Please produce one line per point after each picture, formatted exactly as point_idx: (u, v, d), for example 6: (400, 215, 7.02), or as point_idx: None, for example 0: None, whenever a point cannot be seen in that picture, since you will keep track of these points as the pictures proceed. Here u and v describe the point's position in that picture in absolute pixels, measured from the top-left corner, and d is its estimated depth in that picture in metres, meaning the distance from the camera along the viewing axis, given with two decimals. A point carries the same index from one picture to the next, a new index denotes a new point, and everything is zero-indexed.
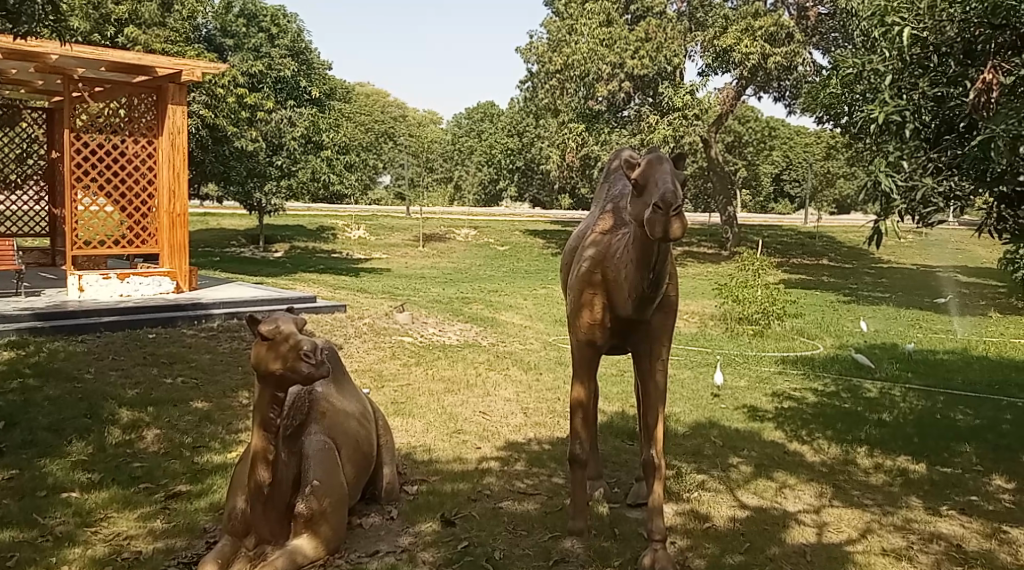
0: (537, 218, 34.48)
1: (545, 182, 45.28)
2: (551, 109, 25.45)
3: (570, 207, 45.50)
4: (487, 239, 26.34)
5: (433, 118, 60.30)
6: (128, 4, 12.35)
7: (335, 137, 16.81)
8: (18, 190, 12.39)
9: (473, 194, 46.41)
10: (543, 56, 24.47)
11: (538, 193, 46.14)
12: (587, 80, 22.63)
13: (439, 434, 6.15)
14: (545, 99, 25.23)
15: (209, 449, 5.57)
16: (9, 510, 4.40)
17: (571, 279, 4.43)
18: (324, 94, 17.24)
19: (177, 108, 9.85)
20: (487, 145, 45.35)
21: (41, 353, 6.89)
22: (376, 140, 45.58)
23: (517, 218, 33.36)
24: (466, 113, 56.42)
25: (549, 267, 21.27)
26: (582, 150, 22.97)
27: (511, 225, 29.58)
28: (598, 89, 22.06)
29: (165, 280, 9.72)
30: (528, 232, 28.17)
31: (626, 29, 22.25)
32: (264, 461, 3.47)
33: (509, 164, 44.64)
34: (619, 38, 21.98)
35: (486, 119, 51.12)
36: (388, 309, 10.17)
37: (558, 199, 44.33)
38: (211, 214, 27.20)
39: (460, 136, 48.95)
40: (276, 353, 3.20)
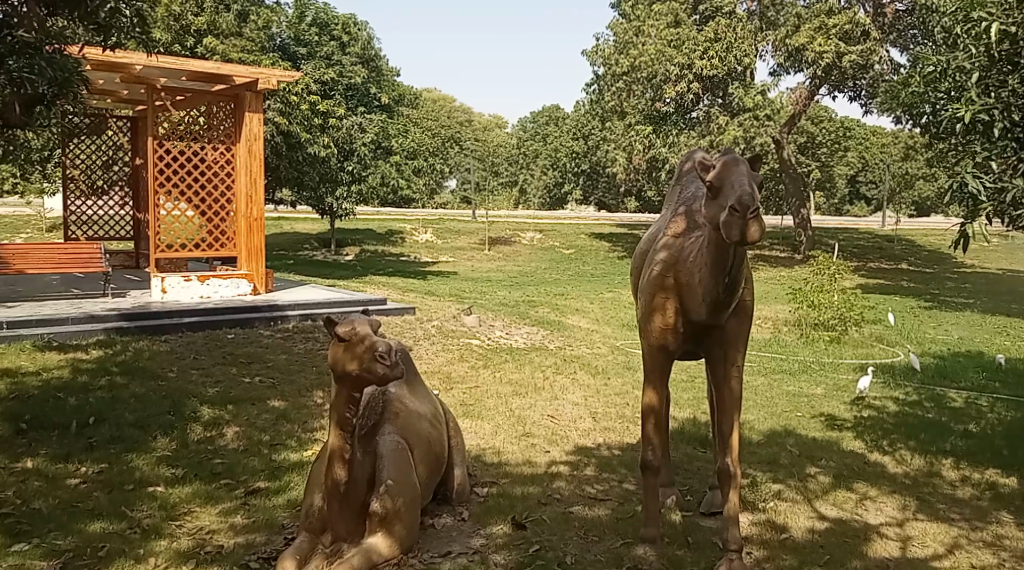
0: (603, 221, 34.20)
1: (610, 186, 44.97)
2: (617, 111, 25.32)
3: (637, 210, 45.13)
4: (553, 243, 26.32)
5: (498, 122, 60.50)
6: (207, 15, 12.70)
7: (404, 143, 17.05)
8: (104, 196, 13.00)
9: (539, 198, 46.52)
10: (610, 59, 24.48)
11: (603, 196, 46.04)
12: (655, 82, 22.20)
13: (508, 437, 6.16)
14: (612, 101, 25.12)
15: (287, 447, 5.70)
16: (99, 502, 4.61)
17: (642, 283, 4.38)
18: (393, 100, 17.58)
19: (254, 116, 10.11)
20: (552, 148, 45.32)
21: (127, 352, 7.17)
22: (444, 144, 46.03)
23: (583, 221, 33.25)
24: (531, 116, 56.47)
25: (616, 271, 21.14)
26: (650, 152, 22.87)
27: (576, 228, 29.48)
28: (665, 91, 21.63)
29: (243, 283, 9.97)
30: (593, 235, 28.03)
31: (694, 30, 21.74)
32: (341, 459, 3.58)
33: (575, 167, 44.47)
34: (688, 40, 21.48)
35: (551, 122, 51.11)
36: (455, 311, 10.26)
37: (624, 201, 43.91)
38: (285, 219, 27.86)
39: (525, 140, 49.11)
40: (353, 353, 3.30)
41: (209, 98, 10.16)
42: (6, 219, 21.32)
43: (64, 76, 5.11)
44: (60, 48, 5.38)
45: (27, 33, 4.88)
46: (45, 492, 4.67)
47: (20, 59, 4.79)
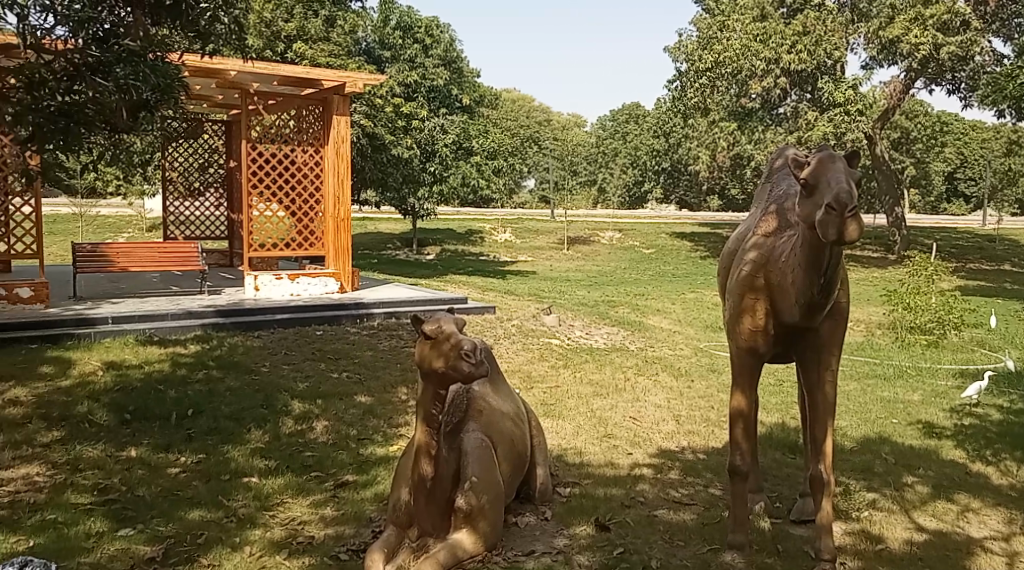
0: (684, 220, 33.63)
1: (692, 184, 44.16)
2: (700, 107, 24.88)
3: (719, 209, 44.22)
4: (633, 242, 26.06)
5: (577, 121, 60.32)
6: (296, 22, 13.16)
7: (484, 143, 17.17)
8: (200, 197, 13.58)
9: (618, 197, 46.13)
10: (694, 55, 23.95)
11: (684, 194, 45.32)
12: (739, 78, 21.62)
13: (590, 438, 6.13)
14: (695, 98, 24.70)
15: (373, 441, 5.82)
16: (198, 491, 4.82)
17: (730, 284, 4.29)
18: (474, 101, 17.76)
19: (341, 119, 10.28)
20: (631, 146, 44.89)
21: (222, 347, 7.49)
22: (523, 144, 46.21)
23: (663, 220, 32.82)
24: (610, 115, 56.12)
25: (698, 271, 20.77)
26: (734, 149, 23.72)
27: (656, 228, 29.12)
28: (751, 86, 21.10)
29: (331, 281, 10.26)
30: (674, 234, 27.61)
31: (781, 23, 21.11)
32: (427, 455, 3.65)
33: (655, 165, 43.93)
34: (775, 33, 20.73)
35: (631, 120, 50.67)
36: (535, 311, 10.28)
37: (706, 200, 43.10)
38: (369, 220, 28.54)
39: (604, 139, 48.83)
40: (439, 351, 3.38)
41: (299, 101, 10.49)
42: (112, 220, 22.60)
43: (166, 83, 5.37)
44: (163, 56, 5.65)
45: (134, 42, 5.16)
46: (148, 480, 4.92)
47: (128, 67, 5.08)
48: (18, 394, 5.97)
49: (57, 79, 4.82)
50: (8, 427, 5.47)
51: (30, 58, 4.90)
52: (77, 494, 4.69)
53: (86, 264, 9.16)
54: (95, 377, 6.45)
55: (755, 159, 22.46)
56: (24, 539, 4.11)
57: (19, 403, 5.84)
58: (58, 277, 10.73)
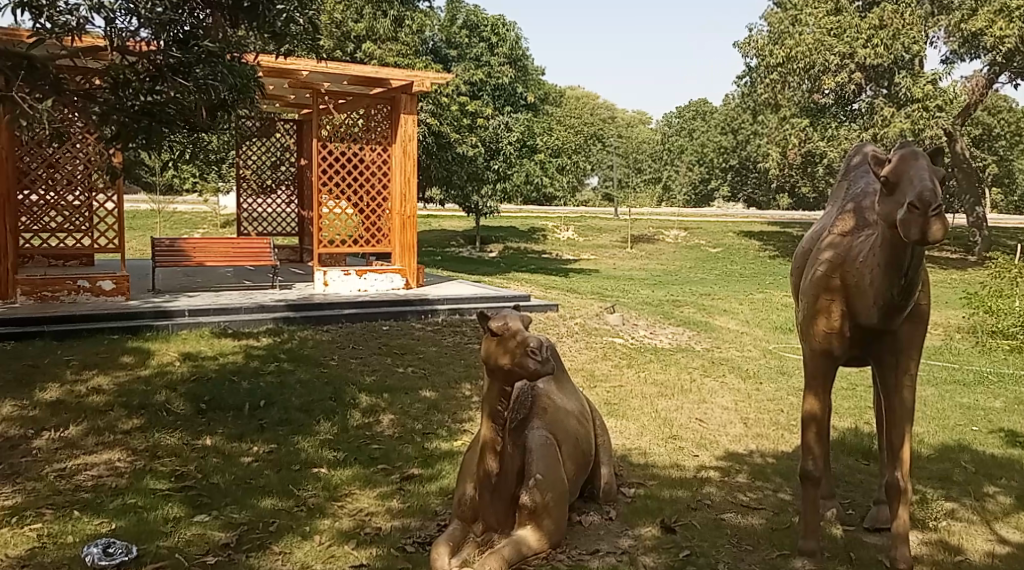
0: (751, 219, 32.94)
1: (760, 182, 43.01)
2: (770, 104, 24.32)
3: (787, 207, 43.13)
4: (698, 241, 25.68)
5: (641, 118, 59.73)
6: (366, 22, 13.49)
7: (548, 141, 17.23)
8: (272, 195, 13.93)
9: (683, 195, 45.54)
10: (764, 50, 23.44)
11: (752, 192, 43.90)
12: (812, 73, 21.08)
13: (655, 438, 6.07)
14: (765, 94, 24.18)
15: (437, 436, 5.89)
16: (271, 480, 4.96)
17: (804, 285, 4.19)
18: (539, 99, 17.82)
19: (409, 118, 10.46)
20: (698, 144, 44.19)
21: (293, 341, 7.68)
22: (587, 141, 46.02)
23: (730, 219, 32.23)
24: (677, 112, 55.40)
25: (766, 271, 20.32)
26: (806, 146, 22.26)
27: (723, 226, 28.60)
28: (824, 82, 20.52)
29: (396, 277, 10.39)
30: (741, 233, 27.10)
31: (857, 17, 20.52)
32: (493, 451, 3.68)
33: (722, 163, 43.17)
34: (850, 27, 20.30)
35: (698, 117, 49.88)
36: (598, 309, 10.23)
37: (774, 200, 42.07)
38: (433, 217, 28.90)
39: (670, 136, 48.26)
40: (505, 348, 3.44)
41: (368, 100, 10.66)
42: (188, 215, 23.44)
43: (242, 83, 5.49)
44: (241, 57, 5.79)
45: (212, 43, 5.30)
46: (222, 469, 5.07)
47: (207, 67, 5.23)
48: (101, 383, 6.25)
49: (141, 79, 5.12)
50: (93, 414, 5.73)
51: (117, 59, 5.22)
52: (156, 479, 4.88)
53: (165, 258, 9.52)
54: (173, 367, 6.70)
55: (826, 157, 21.38)
56: (106, 522, 4.30)
57: (102, 391, 6.11)
58: (137, 271, 11.18)
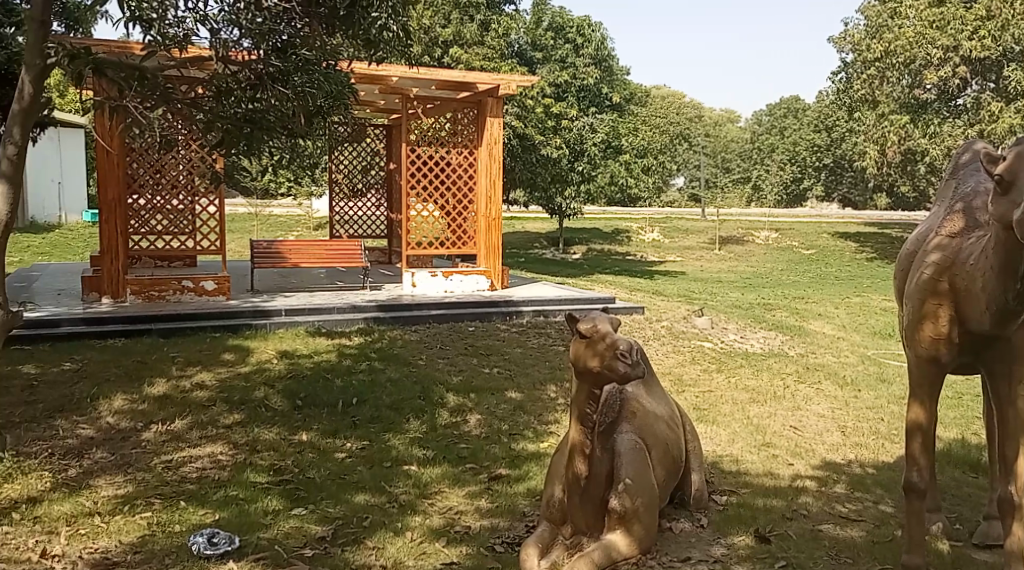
0: (846, 220, 31.73)
1: (856, 181, 41.29)
2: (867, 100, 23.38)
3: (885, 207, 41.29)
4: (790, 243, 24.93)
5: (730, 117, 58.43)
6: (453, 27, 13.75)
7: (634, 142, 17.17)
8: (363, 198, 14.33)
9: (773, 195, 44.28)
10: (860, 45, 22.60)
11: (849, 192, 41.83)
12: (912, 67, 20.18)
13: (747, 446, 5.92)
14: (861, 90, 23.27)
15: (524, 437, 5.92)
16: (364, 476, 5.09)
17: (908, 290, 3.99)
18: (625, 99, 17.74)
19: (495, 121, 10.52)
20: (789, 142, 42.89)
21: (382, 340, 7.87)
22: (673, 141, 45.35)
23: (824, 220, 31.15)
24: (767, 110, 53.95)
25: (863, 274, 19.53)
26: (907, 143, 20.84)
27: (816, 227, 27.66)
28: (926, 76, 19.57)
29: (482, 279, 10.52)
30: (836, 234, 26.13)
31: (962, 7, 19.52)
32: (582, 454, 3.67)
33: (815, 162, 41.74)
34: (953, 19, 19.35)
35: (789, 115, 48.41)
36: (686, 313, 10.06)
37: (870, 200, 40.38)
38: (518, 219, 29.10)
39: (760, 135, 47.04)
40: (594, 350, 3.44)
41: (455, 104, 10.82)
42: (284, 218, 24.35)
43: (337, 89, 5.73)
44: (334, 63, 5.91)
45: (309, 52, 5.50)
46: (317, 464, 5.24)
47: (304, 75, 5.45)
48: (204, 379, 6.56)
49: (243, 88, 5.32)
50: (197, 408, 6.02)
51: (218, 68, 5.42)
52: (256, 473, 5.08)
53: (262, 259, 9.92)
54: (271, 364, 6.98)
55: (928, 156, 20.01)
56: (210, 513, 4.50)
57: (205, 386, 6.41)
58: (236, 272, 11.68)
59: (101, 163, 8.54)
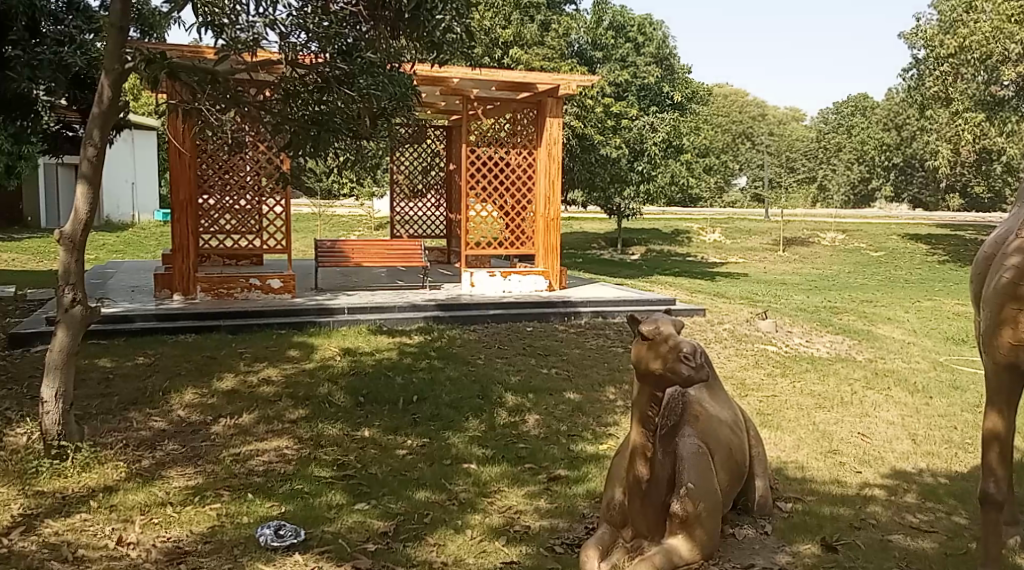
0: (917, 221, 30.68)
1: (928, 181, 39.89)
2: (939, 98, 22.58)
3: (958, 208, 39.77)
4: (857, 244, 24.25)
5: (794, 115, 57.11)
6: (514, 28, 13.70)
7: (694, 141, 17.16)
8: (422, 198, 14.48)
9: (839, 195, 43.13)
10: (933, 40, 21.85)
11: (920, 192, 40.78)
12: (989, 63, 19.40)
13: (813, 452, 5.78)
14: (934, 87, 22.48)
15: (583, 438, 5.89)
16: (424, 473, 5.15)
17: (985, 293, 3.82)
18: (687, 98, 17.52)
19: (555, 121, 10.53)
20: (856, 141, 41.72)
21: (442, 339, 7.95)
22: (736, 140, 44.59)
23: (894, 221, 30.17)
24: (834, 108, 52.57)
25: (935, 278, 18.85)
26: (981, 142, 20.16)
27: (885, 229, 26.83)
28: (1004, 72, 18.78)
29: (540, 280, 10.53)
30: (906, 236, 25.29)
31: None
32: (643, 457, 3.64)
33: (884, 161, 40.45)
34: None
35: (857, 113, 47.06)
36: (748, 316, 9.88)
37: (943, 201, 38.95)
38: (577, 220, 29.02)
39: (826, 133, 45.86)
40: (656, 352, 3.41)
41: (514, 105, 10.82)
42: (346, 219, 24.83)
43: (402, 92, 5.67)
44: (399, 66, 5.87)
45: (374, 54, 5.54)
46: (379, 460, 5.33)
47: (369, 78, 5.48)
48: (270, 374, 6.73)
49: (310, 90, 5.57)
50: (264, 403, 6.18)
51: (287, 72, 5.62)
52: (320, 467, 5.19)
53: (325, 258, 10.13)
54: (334, 361, 7.12)
55: (1006, 155, 19.81)
56: (276, 505, 4.62)
57: (271, 382, 6.58)
58: (301, 270, 11.96)
59: (172, 164, 8.81)
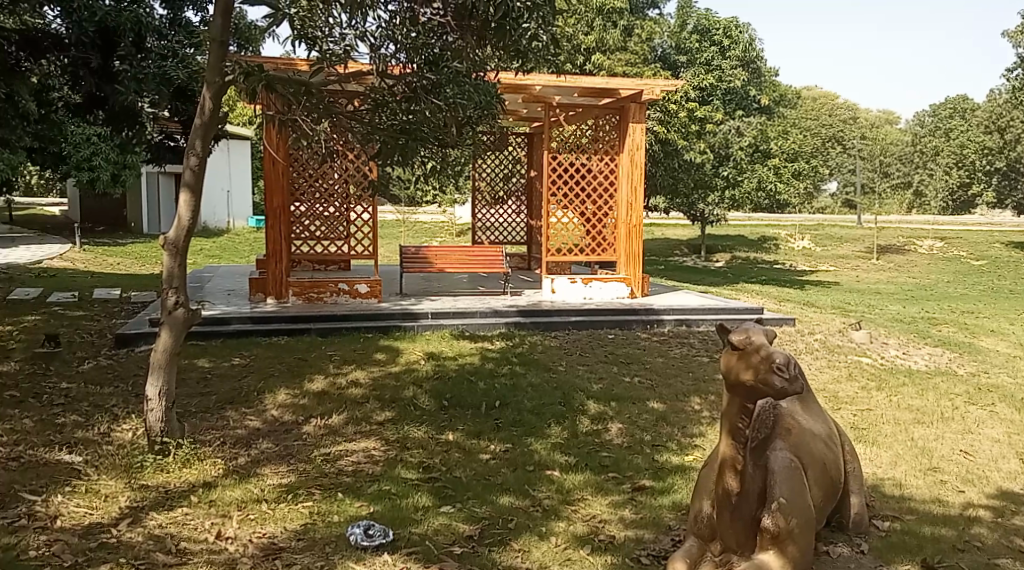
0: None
1: None
2: None
3: None
4: (957, 252, 23.11)
5: (888, 118, 54.92)
6: (596, 34, 13.86)
7: (783, 145, 16.54)
8: (503, 205, 14.60)
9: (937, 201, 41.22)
10: None
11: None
12: None
13: (911, 469, 5.53)
14: None
15: (668, 448, 5.81)
16: (508, 478, 5.18)
17: None
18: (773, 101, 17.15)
19: (637, 126, 10.47)
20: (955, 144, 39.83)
21: (523, 345, 7.99)
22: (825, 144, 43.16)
23: (998, 228, 28.61)
24: (930, 110, 50.33)
25: None
26: None
27: (988, 236, 25.48)
28: None
29: (622, 287, 10.46)
30: (1011, 244, 23.95)
31: None
32: (733, 469, 3.55)
33: None
34: None
35: (955, 115, 44.92)
36: (840, 326, 9.56)
37: None
38: (659, 226, 28.71)
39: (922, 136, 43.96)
40: (748, 362, 3.32)
41: (597, 111, 10.79)
42: (428, 225, 25.27)
43: (486, 101, 5.86)
44: (483, 74, 5.97)
45: (460, 64, 5.60)
46: (463, 463, 5.39)
47: (455, 87, 5.60)
48: (357, 377, 6.90)
49: (398, 101, 5.63)
50: (352, 405, 6.35)
51: (376, 82, 5.71)
52: (406, 469, 5.28)
53: (410, 264, 10.33)
54: (418, 365, 7.25)
55: None
56: (365, 505, 4.73)
57: (358, 384, 6.74)
58: (385, 276, 12.23)
59: (267, 172, 9.17)
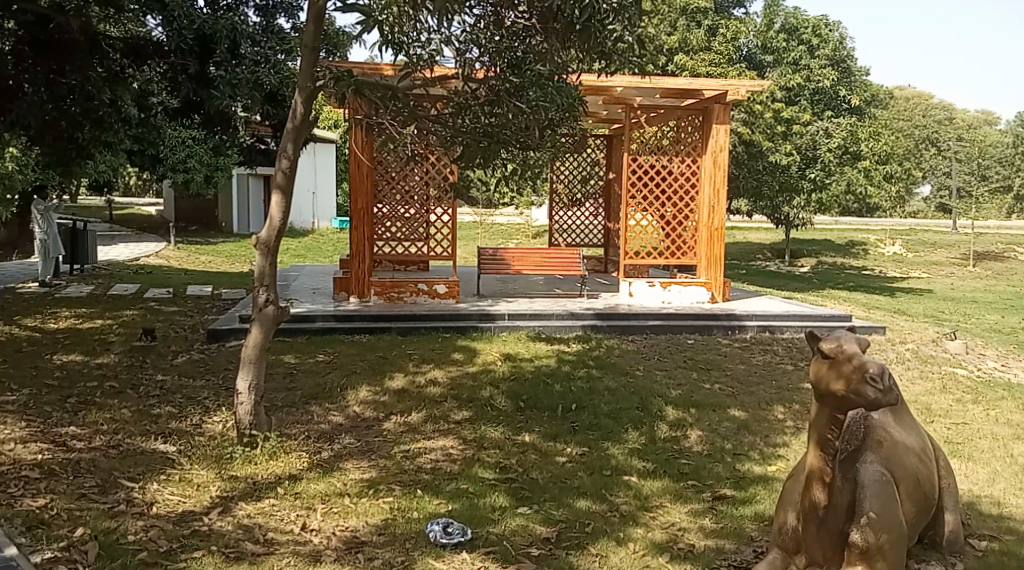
0: None
1: None
2: None
3: None
4: None
5: (987, 118, 52.18)
6: (680, 34, 13.67)
7: (875, 146, 15.52)
8: (581, 207, 14.56)
9: None
10: None
11: None
12: None
13: (1012, 488, 5.23)
14: None
15: (749, 458, 5.67)
16: (584, 482, 5.15)
17: None
18: (865, 101, 16.54)
19: (722, 128, 10.18)
20: None
21: (600, 348, 7.95)
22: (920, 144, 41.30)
23: None
24: None
25: None
26: None
27: None
28: None
29: (702, 291, 10.27)
30: None
31: None
32: (820, 480, 3.43)
33: None
34: None
35: None
36: (934, 336, 9.13)
37: None
38: (740, 230, 28.09)
39: None
40: (838, 371, 3.20)
41: (679, 112, 10.60)
42: (505, 227, 25.43)
43: (569, 102, 5.78)
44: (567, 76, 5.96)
45: (544, 66, 5.58)
46: (540, 465, 5.39)
47: (539, 90, 5.57)
48: (436, 376, 7.00)
49: (481, 104, 5.68)
50: (431, 403, 6.44)
51: (460, 85, 5.77)
52: (483, 469, 5.32)
53: (488, 265, 10.42)
54: (495, 365, 7.30)
55: None
56: (443, 503, 4.78)
57: (437, 383, 6.84)
58: (464, 276, 12.37)
59: (352, 174, 9.42)
